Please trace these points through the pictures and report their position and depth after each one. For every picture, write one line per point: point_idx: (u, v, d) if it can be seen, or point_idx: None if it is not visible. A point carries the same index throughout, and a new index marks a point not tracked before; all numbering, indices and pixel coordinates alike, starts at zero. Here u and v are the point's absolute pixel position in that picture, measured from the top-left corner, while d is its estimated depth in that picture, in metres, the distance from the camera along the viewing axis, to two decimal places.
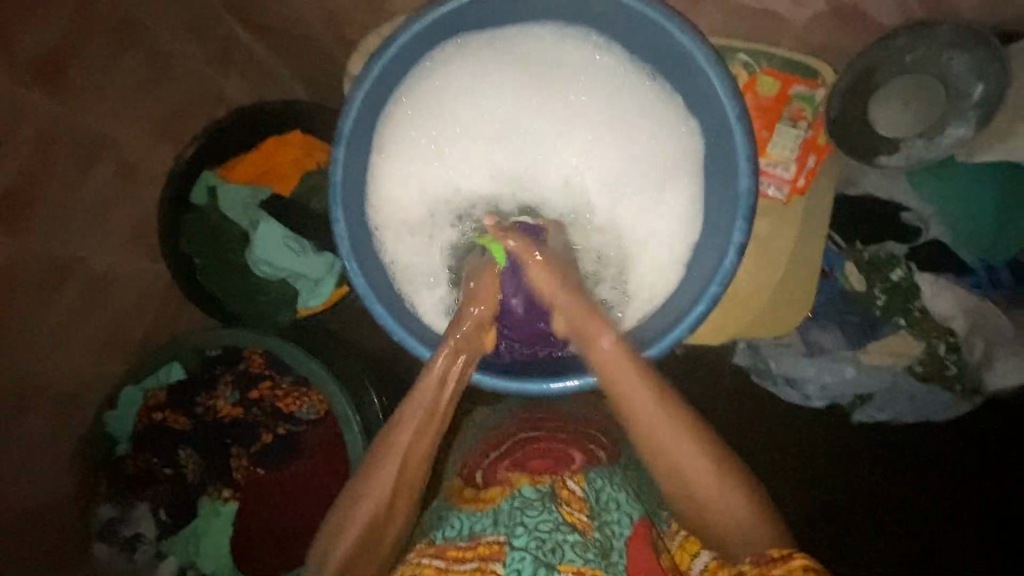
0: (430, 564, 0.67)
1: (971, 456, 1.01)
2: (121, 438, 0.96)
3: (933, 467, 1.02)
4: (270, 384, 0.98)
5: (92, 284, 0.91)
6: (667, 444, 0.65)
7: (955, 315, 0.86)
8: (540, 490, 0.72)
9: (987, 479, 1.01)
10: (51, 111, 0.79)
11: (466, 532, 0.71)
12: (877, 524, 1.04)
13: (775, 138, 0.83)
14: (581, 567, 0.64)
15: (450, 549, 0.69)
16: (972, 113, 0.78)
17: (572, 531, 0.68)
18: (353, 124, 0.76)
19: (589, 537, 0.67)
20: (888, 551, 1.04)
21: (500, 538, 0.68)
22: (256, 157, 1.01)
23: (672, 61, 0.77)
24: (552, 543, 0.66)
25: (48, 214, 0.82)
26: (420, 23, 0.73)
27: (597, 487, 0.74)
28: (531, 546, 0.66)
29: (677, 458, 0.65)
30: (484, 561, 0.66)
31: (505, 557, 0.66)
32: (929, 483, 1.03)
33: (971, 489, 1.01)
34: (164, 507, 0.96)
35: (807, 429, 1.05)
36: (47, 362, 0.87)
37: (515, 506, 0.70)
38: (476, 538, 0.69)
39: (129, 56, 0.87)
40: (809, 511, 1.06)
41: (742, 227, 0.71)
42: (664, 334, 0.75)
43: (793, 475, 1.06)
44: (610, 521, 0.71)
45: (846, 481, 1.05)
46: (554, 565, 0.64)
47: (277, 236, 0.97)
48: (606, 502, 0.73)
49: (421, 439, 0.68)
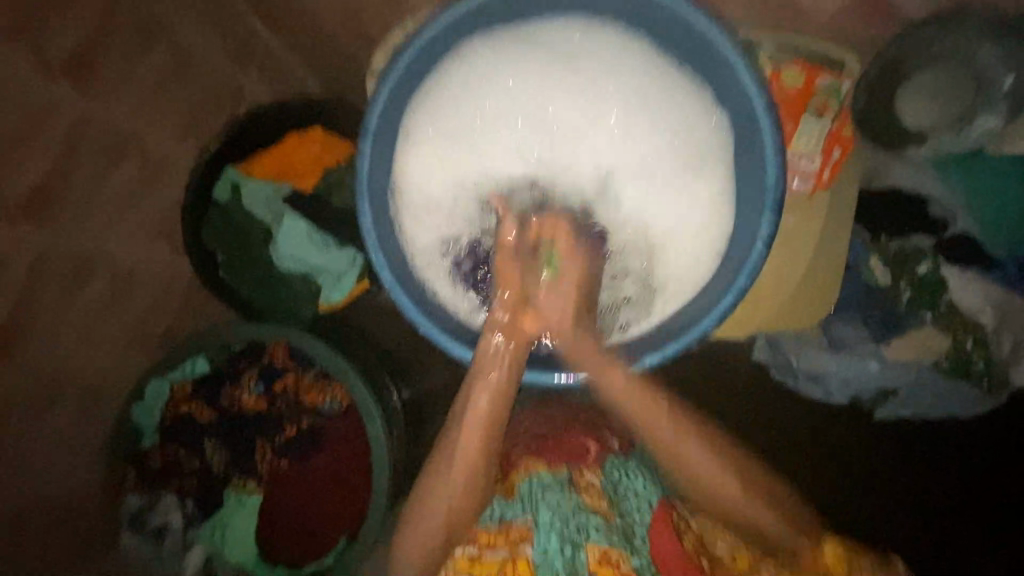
0: (464, 555, 0.71)
1: (992, 454, 0.99)
2: (146, 431, 0.97)
3: (956, 462, 1.01)
4: (294, 377, 0.99)
5: (117, 278, 0.92)
6: (673, 450, 0.71)
7: (984, 310, 0.85)
8: (559, 477, 0.74)
9: (1012, 474, 0.99)
10: (77, 105, 0.80)
11: (497, 517, 0.73)
12: (901, 523, 1.03)
13: (801, 132, 0.81)
14: (608, 550, 0.69)
15: (483, 534, 0.72)
16: (1002, 104, 0.78)
17: (594, 515, 0.71)
18: (379, 117, 0.76)
19: (611, 522, 0.72)
20: (911, 547, 1.02)
21: (527, 520, 0.72)
22: (278, 154, 1.02)
23: (697, 53, 0.76)
24: (575, 526, 0.70)
25: (74, 208, 0.83)
26: (444, 17, 0.74)
27: (614, 478, 0.76)
28: (557, 526, 0.70)
29: (684, 461, 0.71)
30: (516, 545, 0.70)
31: (533, 539, 0.70)
32: (951, 481, 1.01)
33: (995, 484, 1.00)
34: (191, 498, 0.97)
35: (829, 426, 1.04)
36: (73, 355, 0.89)
37: (537, 489, 0.73)
38: (506, 523, 0.72)
39: (152, 51, 0.88)
40: (829, 507, 1.05)
41: (770, 219, 0.70)
42: (692, 325, 0.75)
43: (811, 471, 1.05)
44: (629, 508, 0.74)
45: (867, 476, 1.04)
46: (582, 545, 0.69)
47: (301, 232, 0.99)
48: (625, 492, 0.75)
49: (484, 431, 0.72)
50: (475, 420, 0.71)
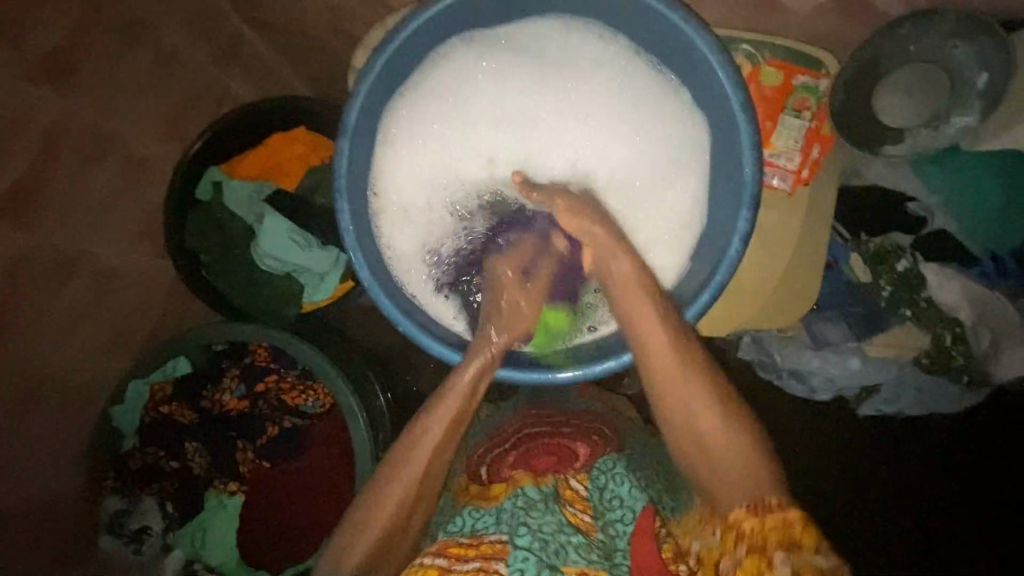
0: (433, 565, 0.64)
1: (980, 449, 1.00)
2: (127, 432, 0.97)
3: (941, 457, 1.01)
4: (276, 377, 0.99)
5: (97, 281, 0.91)
6: (675, 382, 0.64)
7: (962, 306, 0.86)
8: (543, 491, 0.71)
9: (997, 469, 1.00)
10: (57, 105, 0.79)
11: (469, 529, 0.69)
12: (889, 517, 1.03)
13: (780, 129, 0.83)
14: (584, 568, 0.63)
15: (453, 545, 0.66)
16: (977, 103, 0.78)
17: (576, 532, 0.67)
18: (358, 116, 0.76)
19: (592, 539, 0.67)
20: (897, 543, 1.03)
21: (503, 537, 0.66)
22: (261, 154, 1.02)
23: (676, 52, 0.77)
24: (554, 547, 0.64)
25: (57, 208, 0.83)
26: (424, 14, 0.73)
27: (600, 484, 0.75)
28: (535, 547, 0.64)
29: (684, 396, 0.64)
30: (488, 560, 0.64)
31: (509, 557, 0.64)
32: (939, 476, 1.02)
33: (981, 478, 1.00)
34: (172, 500, 0.96)
35: (817, 422, 1.04)
36: (53, 357, 0.88)
37: (518, 506, 0.69)
38: (477, 536, 0.67)
39: (134, 51, 0.88)
40: (816, 504, 1.05)
41: (747, 216, 0.71)
42: (672, 323, 0.75)
43: (798, 468, 1.05)
44: (614, 518, 0.71)
45: (853, 473, 1.04)
46: (559, 567, 0.63)
47: (281, 231, 0.98)
48: (609, 500, 0.73)
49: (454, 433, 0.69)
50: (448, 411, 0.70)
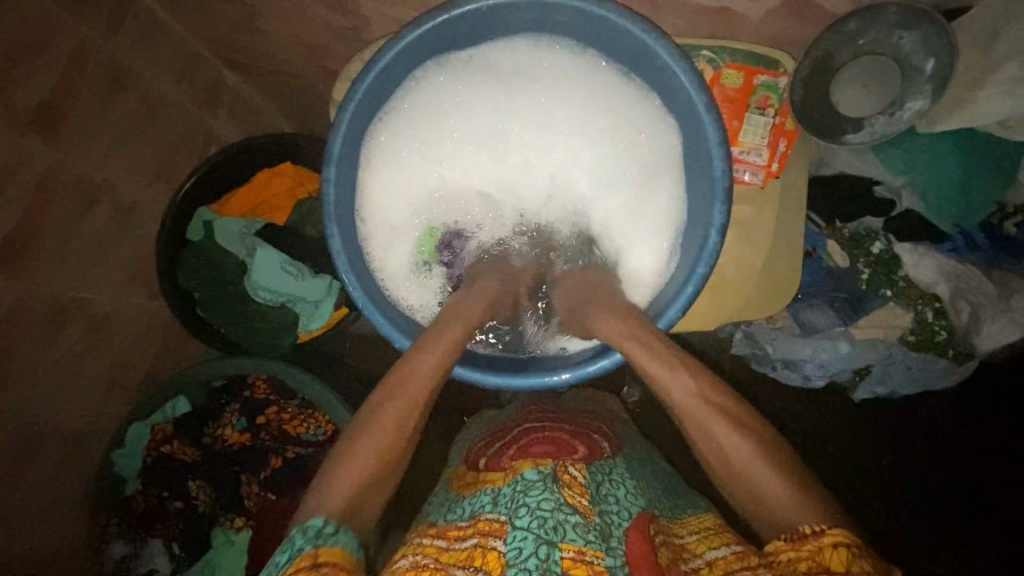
0: (433, 544, 0.65)
1: (941, 423, 1.07)
2: (129, 476, 0.95)
3: (919, 426, 1.08)
4: (276, 409, 0.99)
5: (92, 324, 0.92)
6: (667, 383, 0.69)
7: (939, 281, 0.90)
8: (542, 471, 0.68)
9: (978, 432, 1.06)
10: (47, 155, 0.80)
11: (468, 512, 0.68)
12: (876, 486, 1.09)
13: (745, 127, 0.87)
14: (582, 547, 0.59)
15: (452, 528, 0.67)
16: (927, 87, 0.81)
17: (574, 512, 0.63)
18: (342, 142, 0.79)
19: (590, 520, 0.63)
20: (892, 512, 1.09)
21: (502, 516, 0.64)
22: (249, 191, 1.05)
23: (643, 63, 0.80)
24: (553, 523, 0.61)
25: (53, 256, 0.84)
26: (400, 42, 0.76)
27: (597, 479, 0.69)
28: (534, 525, 0.61)
29: (674, 387, 0.69)
30: (486, 537, 0.63)
31: (507, 535, 0.62)
32: (917, 449, 1.08)
33: (962, 442, 1.06)
34: (179, 541, 0.96)
35: (797, 406, 1.11)
36: (50, 406, 0.87)
37: (517, 489, 0.66)
38: (476, 515, 0.67)
39: (119, 100, 0.90)
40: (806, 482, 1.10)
41: (721, 210, 0.74)
42: (659, 317, 0.78)
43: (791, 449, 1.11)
44: (609, 510, 0.66)
45: (839, 447, 1.10)
46: (556, 543, 0.59)
47: (274, 262, 1.00)
48: (605, 495, 0.68)
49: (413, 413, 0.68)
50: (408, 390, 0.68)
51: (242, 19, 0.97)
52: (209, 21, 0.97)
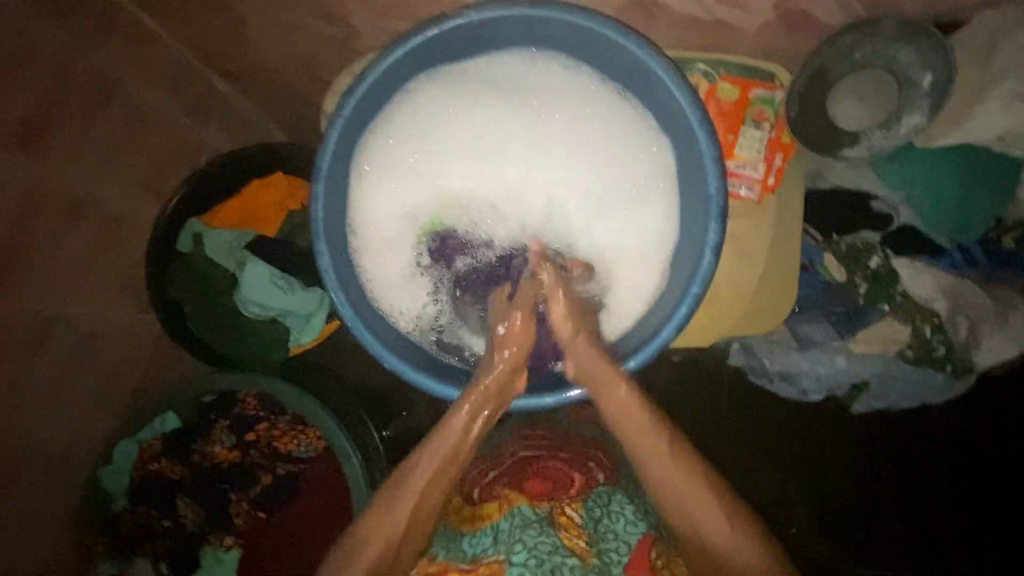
0: None
1: (934, 440, 1.06)
2: (118, 493, 0.95)
3: (917, 438, 1.07)
4: (267, 425, 0.97)
5: (80, 340, 0.91)
6: (632, 424, 0.69)
7: (937, 297, 0.89)
8: (539, 512, 0.69)
9: (974, 444, 1.05)
10: (31, 170, 0.79)
11: (469, 552, 0.68)
12: (874, 500, 1.09)
13: (741, 141, 0.85)
14: None
15: (454, 569, 0.67)
16: (925, 102, 0.80)
17: (571, 555, 0.65)
18: (331, 157, 0.78)
19: (587, 563, 0.65)
20: (888, 524, 1.09)
21: (501, 556, 0.65)
22: (239, 202, 1.03)
23: (636, 76, 0.79)
24: (551, 566, 0.64)
25: (36, 273, 0.82)
26: (391, 56, 0.75)
27: (596, 516, 0.70)
28: (531, 563, 0.64)
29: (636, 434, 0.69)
30: None
31: (505, 574, 0.64)
32: (916, 462, 1.07)
33: (959, 454, 1.06)
34: (166, 558, 0.94)
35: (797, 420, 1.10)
36: (36, 425, 0.86)
37: (515, 525, 0.67)
38: (478, 559, 0.66)
39: (106, 114, 0.89)
40: (803, 495, 1.10)
41: (716, 227, 0.73)
42: (654, 336, 0.77)
43: (789, 461, 1.10)
44: (608, 548, 0.67)
45: (840, 460, 1.09)
46: None
47: (263, 277, 0.98)
48: (604, 531, 0.69)
49: (425, 503, 0.67)
50: (418, 480, 0.67)
51: (231, 29, 0.95)
52: (197, 32, 0.96)
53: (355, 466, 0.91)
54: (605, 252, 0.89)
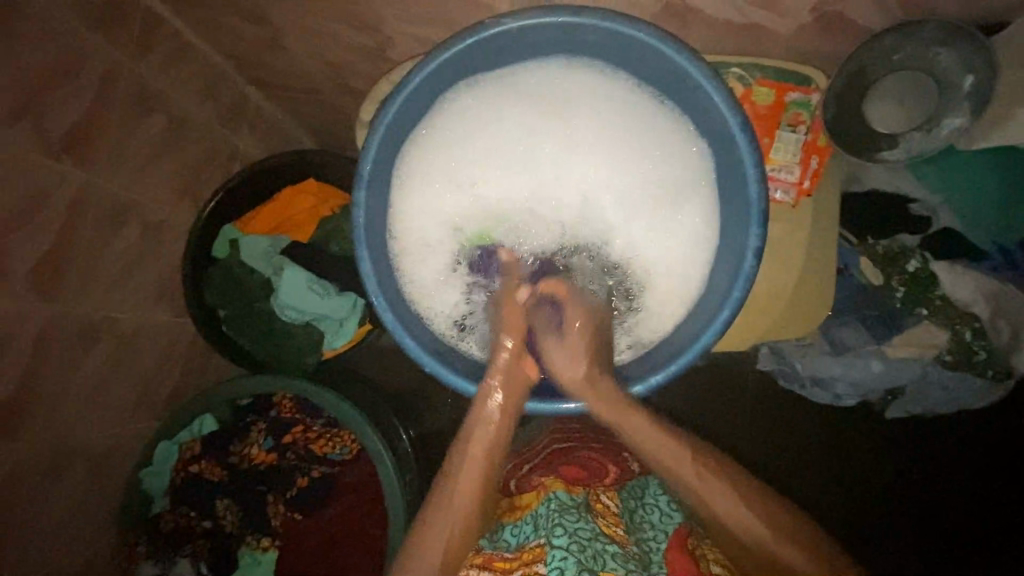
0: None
1: (969, 446, 1.04)
2: (159, 494, 0.97)
3: (951, 445, 1.05)
4: (302, 427, 0.99)
5: (121, 344, 0.93)
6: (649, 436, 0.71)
7: (977, 301, 0.88)
8: (575, 498, 0.70)
9: (1009, 451, 1.03)
10: (77, 180, 0.81)
11: (513, 541, 0.72)
12: (905, 506, 1.07)
13: (776, 144, 0.85)
14: None
15: (498, 559, 0.70)
16: (966, 104, 0.79)
17: (611, 542, 0.67)
18: (372, 165, 0.79)
19: (627, 549, 0.68)
20: (920, 531, 1.07)
21: (541, 540, 0.67)
22: (272, 207, 1.06)
23: (674, 82, 0.79)
24: (592, 551, 0.65)
25: (81, 278, 0.84)
26: (432, 64, 0.76)
27: (630, 507, 0.74)
28: (574, 549, 0.63)
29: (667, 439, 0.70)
30: (530, 565, 0.67)
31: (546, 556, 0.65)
32: (950, 469, 1.05)
33: (994, 461, 1.04)
34: (206, 560, 0.96)
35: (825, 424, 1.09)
36: (79, 427, 0.88)
37: (552, 509, 0.68)
38: (521, 545, 0.70)
39: (145, 123, 0.91)
40: (831, 499, 1.09)
41: (757, 232, 0.73)
42: (694, 342, 0.77)
43: (817, 464, 1.10)
44: (645, 537, 0.71)
45: (869, 465, 1.08)
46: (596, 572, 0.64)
47: (300, 282, 1.00)
48: (640, 522, 0.73)
49: (469, 506, 0.70)
50: (465, 484, 0.71)
51: (265, 39, 0.97)
52: (232, 41, 0.98)
53: (388, 468, 0.91)
54: (640, 256, 0.91)
